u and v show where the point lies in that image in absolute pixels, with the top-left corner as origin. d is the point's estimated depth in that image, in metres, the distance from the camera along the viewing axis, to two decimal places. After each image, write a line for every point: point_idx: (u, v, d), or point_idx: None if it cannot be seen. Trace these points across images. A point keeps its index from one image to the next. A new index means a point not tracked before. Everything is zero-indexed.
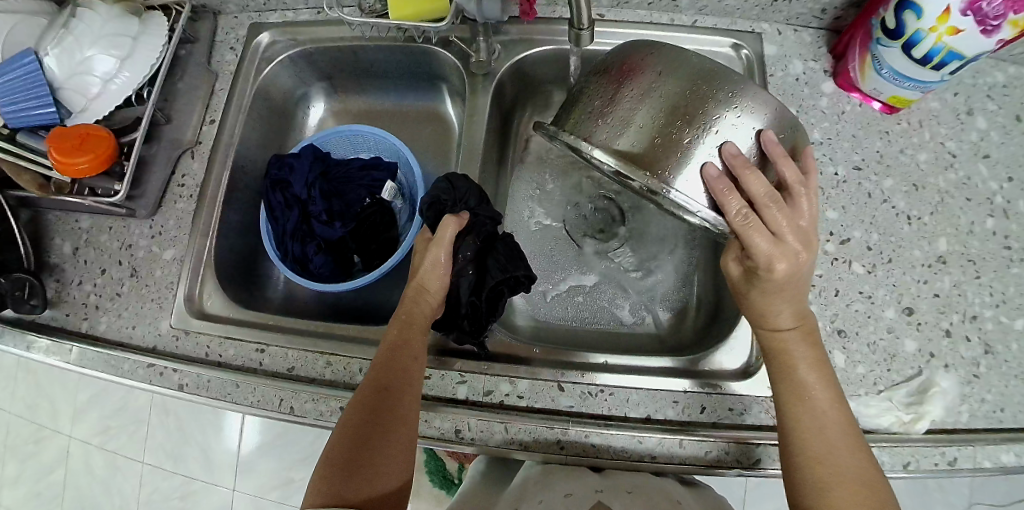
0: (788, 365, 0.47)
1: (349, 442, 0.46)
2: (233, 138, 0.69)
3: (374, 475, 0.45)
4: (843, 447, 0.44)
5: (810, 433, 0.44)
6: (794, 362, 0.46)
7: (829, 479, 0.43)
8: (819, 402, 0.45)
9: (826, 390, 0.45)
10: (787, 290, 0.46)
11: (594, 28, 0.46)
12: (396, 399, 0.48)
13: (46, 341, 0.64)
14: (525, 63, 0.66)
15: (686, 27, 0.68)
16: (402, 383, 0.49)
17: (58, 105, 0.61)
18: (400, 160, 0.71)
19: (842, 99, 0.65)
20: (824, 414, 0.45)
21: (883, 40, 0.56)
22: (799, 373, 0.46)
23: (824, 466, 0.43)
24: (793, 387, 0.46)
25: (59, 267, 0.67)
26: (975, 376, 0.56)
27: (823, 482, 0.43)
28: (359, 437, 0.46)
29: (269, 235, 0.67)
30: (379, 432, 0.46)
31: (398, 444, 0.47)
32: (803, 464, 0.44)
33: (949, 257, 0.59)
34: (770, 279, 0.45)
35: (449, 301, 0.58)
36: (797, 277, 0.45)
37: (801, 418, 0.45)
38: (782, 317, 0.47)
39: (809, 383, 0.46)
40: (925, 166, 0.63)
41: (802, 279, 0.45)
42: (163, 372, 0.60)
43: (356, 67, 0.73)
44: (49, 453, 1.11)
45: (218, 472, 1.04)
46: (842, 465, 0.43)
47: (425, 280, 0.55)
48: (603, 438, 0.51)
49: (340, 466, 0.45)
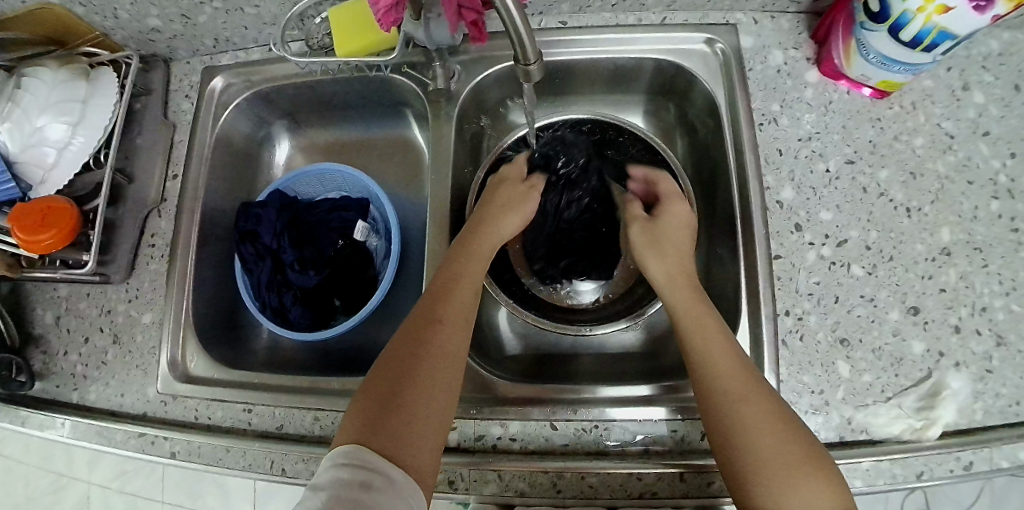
0: (702, 334, 0.49)
1: (359, 416, 0.43)
2: (199, 191, 0.67)
3: (393, 449, 0.41)
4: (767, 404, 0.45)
5: (736, 382, 0.46)
6: (706, 321, 0.50)
7: (767, 433, 0.43)
8: (726, 345, 0.48)
9: (733, 349, 0.48)
10: (667, 245, 0.57)
11: (541, 60, 0.41)
12: (428, 363, 0.46)
13: (41, 416, 0.64)
14: (486, 82, 0.63)
15: (655, 26, 0.63)
16: (430, 343, 0.47)
17: (17, 180, 0.60)
18: (371, 195, 0.69)
19: (827, 87, 0.61)
20: (743, 371, 0.46)
21: (866, 24, 0.53)
22: (714, 332, 0.49)
23: (748, 427, 0.43)
24: (713, 339, 0.48)
25: (43, 338, 0.67)
26: (987, 372, 0.53)
27: (760, 419, 0.44)
28: (380, 399, 0.43)
29: (244, 287, 0.65)
30: (402, 400, 0.43)
31: (428, 411, 0.44)
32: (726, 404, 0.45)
33: (953, 248, 0.56)
34: (670, 224, 0.58)
35: (533, 238, 0.67)
36: (672, 242, 0.57)
37: (725, 370, 0.46)
38: (657, 268, 0.56)
39: (720, 341, 0.48)
40: (921, 151, 0.59)
41: (676, 237, 0.58)
42: (155, 440, 0.61)
43: (316, 101, 0.71)
44: (68, 502, 1.11)
45: (237, 504, 1.05)
46: (771, 424, 0.43)
47: (478, 236, 0.56)
48: (601, 478, 0.50)
49: (353, 444, 0.41)
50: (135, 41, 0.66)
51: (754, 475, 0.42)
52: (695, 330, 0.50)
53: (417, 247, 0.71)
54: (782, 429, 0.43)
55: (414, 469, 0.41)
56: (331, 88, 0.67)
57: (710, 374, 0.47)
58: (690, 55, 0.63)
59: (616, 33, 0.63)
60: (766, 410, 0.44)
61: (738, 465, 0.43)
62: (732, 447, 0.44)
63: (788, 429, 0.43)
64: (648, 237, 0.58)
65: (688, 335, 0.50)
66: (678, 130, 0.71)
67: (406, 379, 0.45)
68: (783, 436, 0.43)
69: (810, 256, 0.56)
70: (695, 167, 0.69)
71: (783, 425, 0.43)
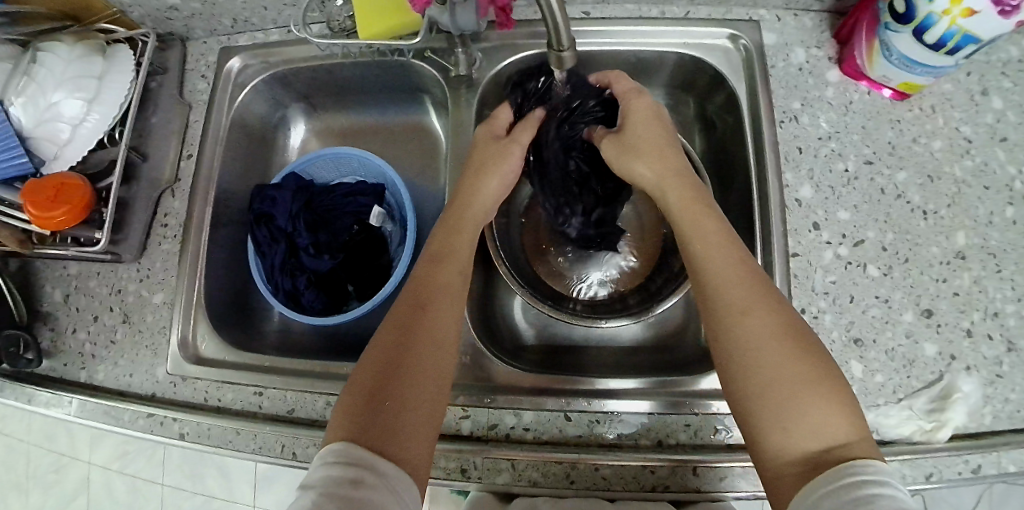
0: (711, 256, 0.49)
1: (350, 417, 0.40)
2: (213, 172, 0.67)
3: (384, 443, 0.39)
4: (778, 326, 0.44)
5: (748, 307, 0.45)
6: (713, 245, 0.49)
7: (788, 360, 0.42)
8: (740, 270, 0.47)
9: (744, 270, 0.47)
10: (647, 150, 0.56)
11: (575, 47, 0.42)
12: (420, 359, 0.44)
13: (48, 394, 0.64)
14: (507, 70, 0.63)
15: (678, 20, 0.62)
16: (421, 336, 0.46)
17: (30, 155, 0.59)
18: (386, 181, 0.69)
19: (848, 87, 0.61)
20: (756, 292, 0.46)
21: (891, 25, 0.53)
22: (728, 257, 0.48)
23: (765, 351, 0.43)
24: (727, 264, 0.48)
25: (51, 316, 0.67)
26: (997, 376, 0.54)
27: (776, 343, 0.43)
28: (369, 391, 0.42)
29: (257, 270, 0.65)
30: (393, 398, 0.42)
31: (418, 400, 0.43)
32: (745, 328, 0.44)
33: (968, 252, 0.57)
34: (636, 133, 0.57)
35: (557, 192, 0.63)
36: (654, 147, 0.56)
37: (738, 294, 0.46)
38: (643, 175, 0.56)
39: (730, 264, 0.48)
40: (940, 154, 0.59)
41: (655, 142, 0.56)
42: (164, 422, 0.61)
43: (333, 84, 0.71)
44: (69, 480, 1.11)
45: (237, 487, 1.05)
46: (789, 348, 0.43)
47: (463, 214, 0.55)
48: (614, 470, 0.51)
49: (343, 442, 0.39)
50: (152, 19, 0.66)
51: (760, 397, 0.42)
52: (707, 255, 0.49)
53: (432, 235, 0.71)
54: (800, 355, 0.43)
55: (406, 461, 0.39)
56: (350, 72, 0.68)
57: (724, 296, 0.46)
58: (712, 50, 0.63)
59: (638, 25, 0.62)
60: (776, 332, 0.44)
61: (745, 388, 0.43)
62: (752, 374, 0.43)
63: (801, 350, 0.43)
64: (619, 149, 0.58)
65: (697, 256, 0.49)
66: (696, 125, 0.70)
67: (399, 373, 0.43)
68: (795, 358, 0.42)
69: (827, 255, 0.56)
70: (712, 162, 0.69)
71: (797, 346, 0.43)
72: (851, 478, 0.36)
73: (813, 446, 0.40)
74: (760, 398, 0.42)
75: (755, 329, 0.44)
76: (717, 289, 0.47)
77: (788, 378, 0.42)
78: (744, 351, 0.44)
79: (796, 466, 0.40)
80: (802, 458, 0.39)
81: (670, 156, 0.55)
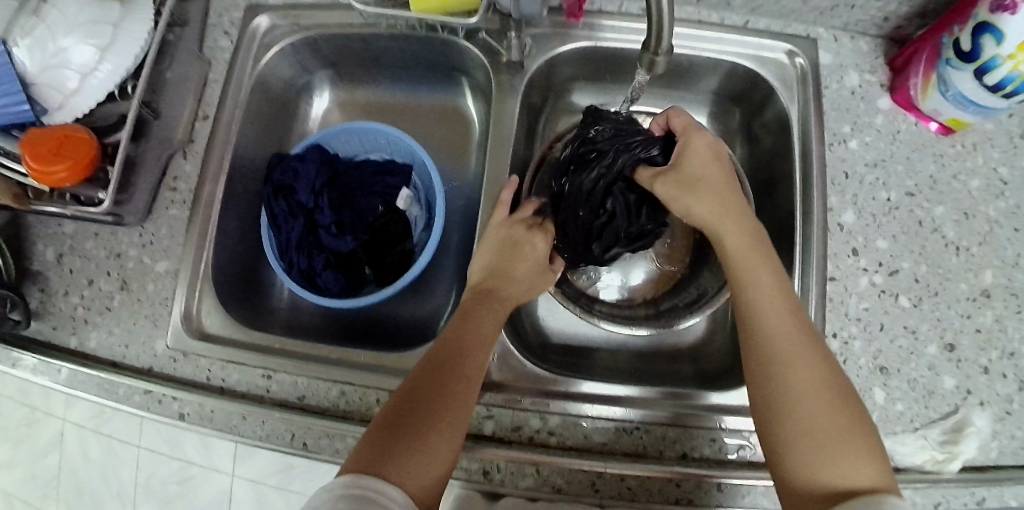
0: (762, 301, 0.47)
1: (371, 446, 0.40)
2: (230, 137, 0.63)
3: (399, 473, 0.38)
4: (821, 373, 0.43)
5: (792, 350, 0.44)
6: (767, 288, 0.47)
7: (828, 409, 0.41)
8: (789, 319, 0.46)
9: (794, 318, 0.46)
10: (707, 185, 0.52)
11: (671, 54, 0.40)
12: (441, 399, 0.44)
13: (31, 360, 0.60)
14: (556, 59, 0.62)
15: (738, 28, 0.63)
16: (455, 376, 0.46)
17: (32, 102, 0.54)
18: (415, 162, 0.68)
19: (897, 116, 0.61)
20: (802, 341, 0.44)
21: (953, 61, 0.52)
22: (777, 303, 0.47)
23: (809, 400, 0.42)
24: (775, 311, 0.46)
25: (41, 275, 0.63)
26: (1007, 413, 0.55)
27: (819, 392, 0.42)
28: (394, 418, 0.42)
29: (271, 245, 0.62)
30: (413, 438, 0.41)
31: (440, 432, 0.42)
32: (791, 374, 0.43)
33: (993, 291, 0.57)
34: (693, 164, 0.54)
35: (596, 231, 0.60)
36: (710, 180, 0.53)
37: (785, 341, 0.45)
38: (696, 210, 0.52)
39: (780, 309, 0.46)
40: (976, 193, 0.60)
41: (716, 179, 0.53)
42: (161, 400, 0.57)
43: (365, 55, 0.68)
44: (42, 436, 1.04)
45: (218, 457, 0.97)
46: (832, 399, 0.42)
47: (519, 243, 0.56)
48: (639, 481, 0.50)
49: (358, 470, 0.38)
50: None
51: (795, 440, 0.41)
52: (755, 296, 0.47)
53: (458, 223, 0.70)
54: (843, 407, 0.41)
55: (418, 491, 0.39)
56: (382, 42, 0.65)
57: (769, 340, 0.45)
58: (766, 62, 0.63)
59: (693, 29, 0.63)
60: (817, 380, 0.42)
61: (779, 431, 0.42)
62: (789, 416, 0.42)
63: (836, 400, 0.42)
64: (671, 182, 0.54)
65: (746, 300, 0.48)
66: (739, 136, 0.71)
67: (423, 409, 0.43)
68: (830, 407, 0.41)
69: (862, 281, 0.57)
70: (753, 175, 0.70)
71: (833, 396, 0.42)
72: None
73: (841, 487, 0.38)
74: (797, 439, 0.41)
75: (798, 377, 0.43)
76: (767, 333, 0.45)
77: (829, 427, 0.40)
78: (783, 394, 0.42)
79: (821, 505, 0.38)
80: (823, 499, 0.38)
81: (732, 202, 0.52)
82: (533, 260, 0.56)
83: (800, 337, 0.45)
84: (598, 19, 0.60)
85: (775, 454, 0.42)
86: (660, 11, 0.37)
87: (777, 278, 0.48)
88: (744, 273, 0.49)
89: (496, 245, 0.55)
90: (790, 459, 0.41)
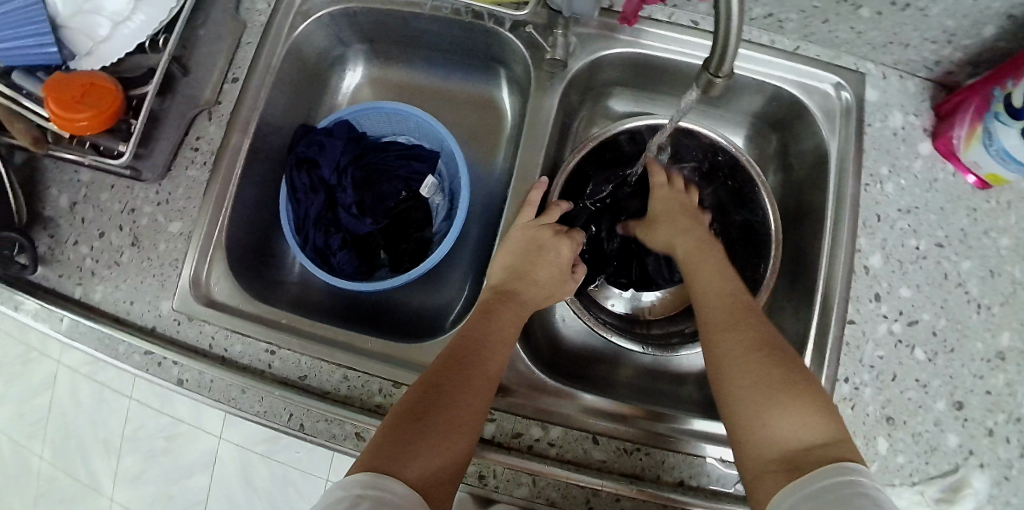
0: (706, 284, 0.52)
1: (384, 439, 0.41)
2: (257, 103, 0.61)
3: (405, 465, 0.39)
4: (759, 338, 0.46)
5: (726, 321, 0.48)
6: (707, 275, 0.53)
7: (765, 370, 0.44)
8: (722, 295, 0.50)
9: (729, 293, 0.51)
10: (677, 221, 0.60)
11: (730, 78, 0.39)
12: (452, 388, 0.44)
13: (35, 305, 0.59)
14: (599, 62, 0.60)
15: (787, 54, 0.61)
16: (470, 367, 0.46)
17: (60, 45, 0.54)
18: (442, 150, 0.67)
19: (937, 164, 0.60)
20: (735, 311, 0.49)
21: (1001, 116, 0.51)
22: (715, 284, 0.52)
23: (740, 361, 0.45)
24: (712, 290, 0.51)
25: (53, 222, 0.62)
26: (1005, 478, 0.54)
27: (752, 353, 0.45)
28: (412, 412, 0.43)
29: (288, 218, 0.60)
30: (422, 429, 0.41)
31: (451, 427, 0.42)
32: (723, 342, 0.47)
33: (1009, 354, 0.56)
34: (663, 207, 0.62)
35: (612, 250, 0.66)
36: (676, 216, 0.60)
37: (718, 312, 0.49)
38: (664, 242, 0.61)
39: (717, 289, 0.51)
40: (1006, 252, 0.58)
41: (682, 214, 0.60)
42: (161, 363, 0.57)
43: (404, 33, 0.66)
44: (36, 375, 1.04)
45: (207, 417, 0.97)
46: (767, 359, 0.44)
47: (543, 253, 0.55)
48: (634, 503, 0.50)
49: (371, 467, 0.38)
50: None
51: (742, 402, 0.43)
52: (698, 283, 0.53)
53: (478, 217, 0.69)
54: (783, 368, 0.44)
55: (425, 484, 0.39)
56: (422, 22, 0.63)
57: (704, 316, 0.50)
58: (812, 91, 0.61)
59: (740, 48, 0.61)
60: (758, 343, 0.46)
61: (726, 393, 0.44)
62: (726, 379, 0.45)
63: (776, 361, 0.44)
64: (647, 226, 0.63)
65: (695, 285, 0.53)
66: (773, 162, 0.70)
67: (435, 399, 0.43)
68: (768, 367, 0.44)
69: (880, 328, 0.56)
70: (780, 204, 0.69)
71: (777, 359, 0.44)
72: (821, 475, 0.35)
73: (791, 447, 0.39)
74: (738, 402, 0.43)
75: (731, 341, 0.46)
76: (706, 312, 0.50)
77: (767, 386, 0.43)
78: (726, 359, 0.46)
79: (775, 466, 0.39)
80: (777, 457, 0.39)
81: (688, 222, 0.59)
82: (555, 269, 0.56)
83: (732, 307, 0.49)
84: (646, 27, 0.58)
85: (731, 425, 0.44)
86: (726, 35, 0.35)
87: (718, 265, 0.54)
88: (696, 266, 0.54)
89: (519, 252, 0.54)
90: (742, 426, 0.42)
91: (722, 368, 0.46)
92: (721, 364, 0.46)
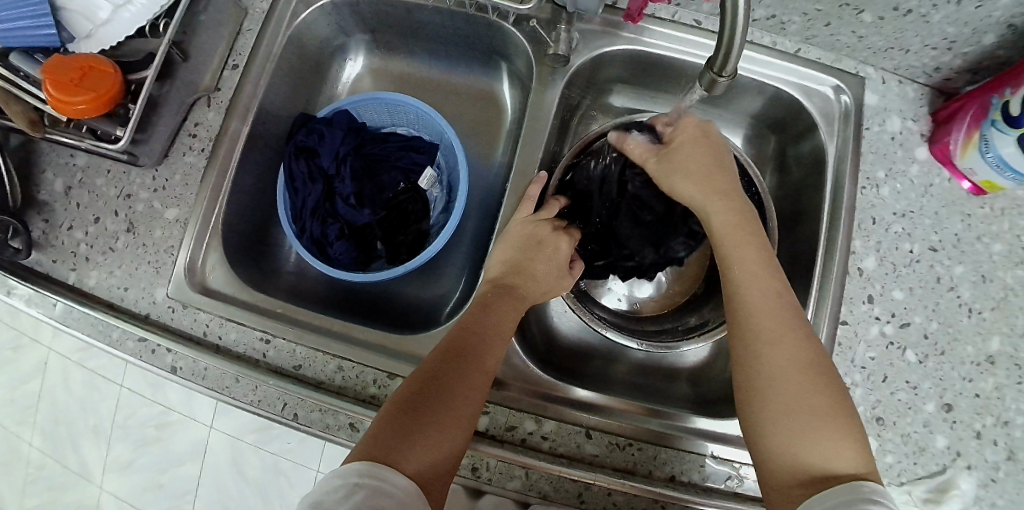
0: (747, 283, 0.49)
1: (383, 428, 0.41)
2: (257, 91, 0.61)
3: (400, 456, 0.39)
4: (803, 354, 0.45)
5: (772, 331, 0.46)
6: (753, 271, 0.50)
7: (808, 391, 0.43)
8: (770, 299, 0.48)
9: (776, 297, 0.48)
10: (705, 176, 0.55)
11: (732, 77, 0.40)
12: (453, 382, 0.44)
13: (28, 290, 0.59)
14: (602, 58, 0.60)
15: (789, 55, 0.61)
16: (470, 361, 0.46)
17: (59, 28, 0.54)
18: (442, 142, 0.67)
19: (932, 169, 0.60)
20: (783, 321, 0.47)
21: (999, 123, 0.51)
22: (761, 284, 0.49)
23: (786, 378, 0.44)
24: (759, 291, 0.49)
25: (47, 206, 0.61)
26: (992, 480, 0.55)
27: (798, 371, 0.44)
28: (409, 402, 0.43)
29: (286, 207, 0.60)
30: (421, 421, 0.41)
31: (450, 420, 0.42)
32: (771, 354, 0.45)
33: (998, 358, 0.57)
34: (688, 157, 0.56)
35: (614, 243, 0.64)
36: (704, 168, 0.55)
37: (765, 320, 0.47)
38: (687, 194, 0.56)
39: (765, 292, 0.49)
40: (998, 257, 0.59)
41: (712, 169, 0.55)
42: (155, 350, 0.56)
43: (407, 25, 0.66)
44: (27, 361, 1.03)
45: (197, 406, 0.96)
46: (809, 380, 0.44)
47: (542, 247, 0.55)
48: (626, 498, 0.51)
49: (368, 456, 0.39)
50: None
51: (780, 419, 0.43)
52: (742, 279, 0.50)
53: (476, 211, 0.69)
54: (824, 390, 0.44)
55: (420, 477, 0.39)
56: (425, 14, 0.63)
57: (750, 320, 0.48)
58: (812, 94, 0.62)
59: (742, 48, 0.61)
60: (799, 361, 0.45)
61: (766, 408, 0.44)
62: (767, 394, 0.44)
63: (820, 382, 0.44)
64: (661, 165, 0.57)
65: (733, 280, 0.51)
66: (771, 164, 0.71)
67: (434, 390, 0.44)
68: (812, 389, 0.44)
69: (873, 329, 0.57)
70: (777, 205, 0.69)
71: (815, 380, 0.44)
72: (852, 500, 0.38)
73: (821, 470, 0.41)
74: (775, 419, 0.43)
75: (777, 355, 0.45)
76: (751, 314, 0.48)
77: (808, 409, 0.43)
78: (770, 373, 0.45)
79: (803, 488, 0.41)
80: (807, 479, 0.41)
81: (720, 180, 0.54)
82: (554, 265, 0.56)
83: (779, 316, 0.47)
84: (649, 25, 0.58)
85: (759, 435, 0.44)
86: (732, 35, 0.36)
87: (763, 259, 0.51)
88: (737, 257, 0.51)
89: (518, 246, 0.54)
90: (772, 441, 0.43)
91: (765, 380, 0.45)
92: (765, 377, 0.45)
